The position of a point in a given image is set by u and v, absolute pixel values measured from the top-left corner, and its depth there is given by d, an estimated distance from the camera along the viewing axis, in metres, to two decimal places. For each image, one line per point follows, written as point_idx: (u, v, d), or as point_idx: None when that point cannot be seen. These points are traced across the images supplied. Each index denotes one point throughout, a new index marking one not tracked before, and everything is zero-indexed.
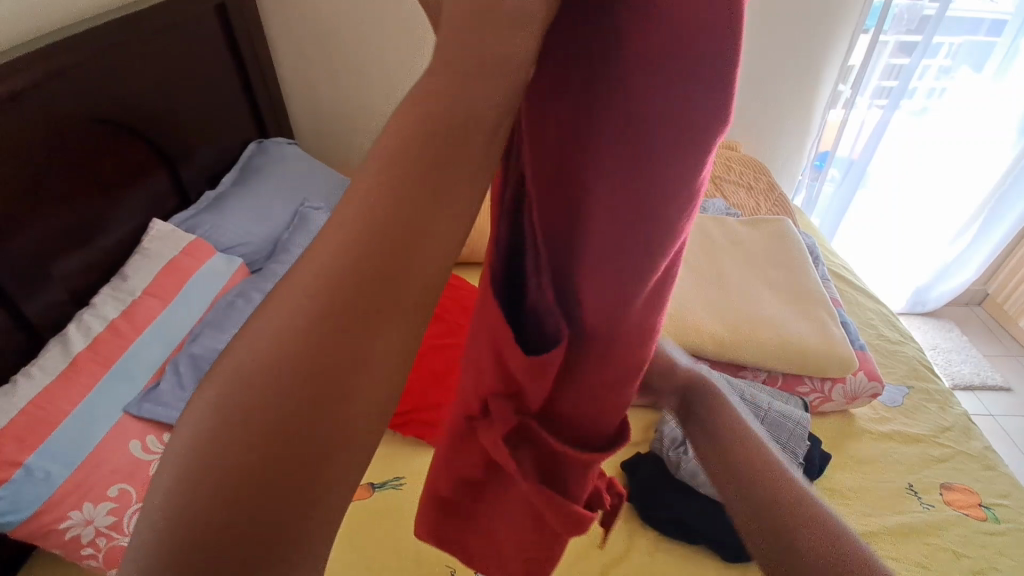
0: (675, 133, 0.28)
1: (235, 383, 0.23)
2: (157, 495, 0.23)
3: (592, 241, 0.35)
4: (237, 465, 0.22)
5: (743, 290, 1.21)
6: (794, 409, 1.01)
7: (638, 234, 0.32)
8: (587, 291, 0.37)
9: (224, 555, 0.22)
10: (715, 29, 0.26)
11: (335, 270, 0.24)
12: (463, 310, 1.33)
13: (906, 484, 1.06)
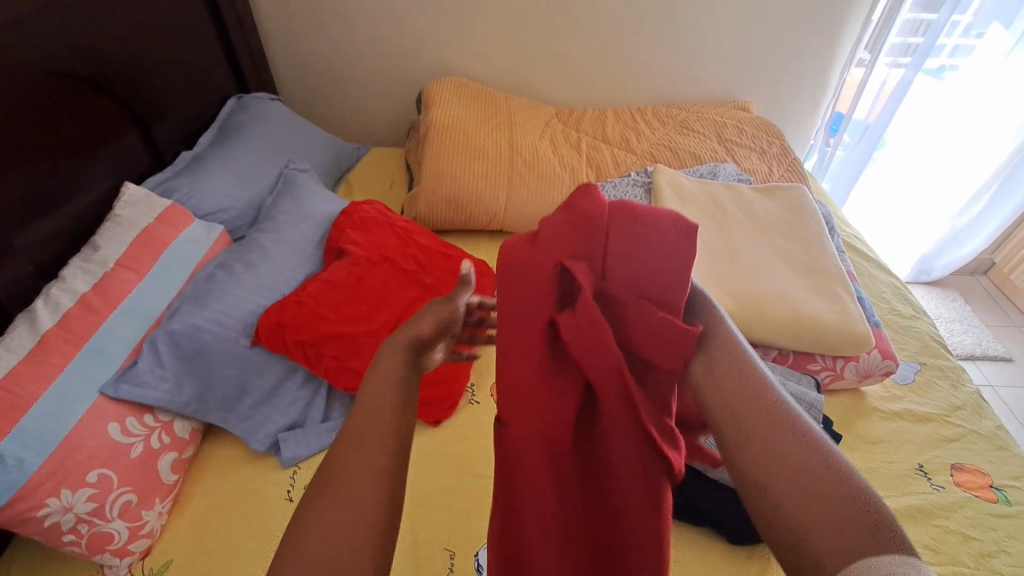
0: None
1: (341, 464, 0.52)
2: (302, 531, 0.48)
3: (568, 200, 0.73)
4: (344, 496, 0.50)
5: (756, 262, 1.15)
6: (808, 390, 0.95)
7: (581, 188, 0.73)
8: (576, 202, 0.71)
9: (334, 543, 0.47)
10: None
11: (366, 412, 0.56)
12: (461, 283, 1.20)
13: (915, 464, 1.03)
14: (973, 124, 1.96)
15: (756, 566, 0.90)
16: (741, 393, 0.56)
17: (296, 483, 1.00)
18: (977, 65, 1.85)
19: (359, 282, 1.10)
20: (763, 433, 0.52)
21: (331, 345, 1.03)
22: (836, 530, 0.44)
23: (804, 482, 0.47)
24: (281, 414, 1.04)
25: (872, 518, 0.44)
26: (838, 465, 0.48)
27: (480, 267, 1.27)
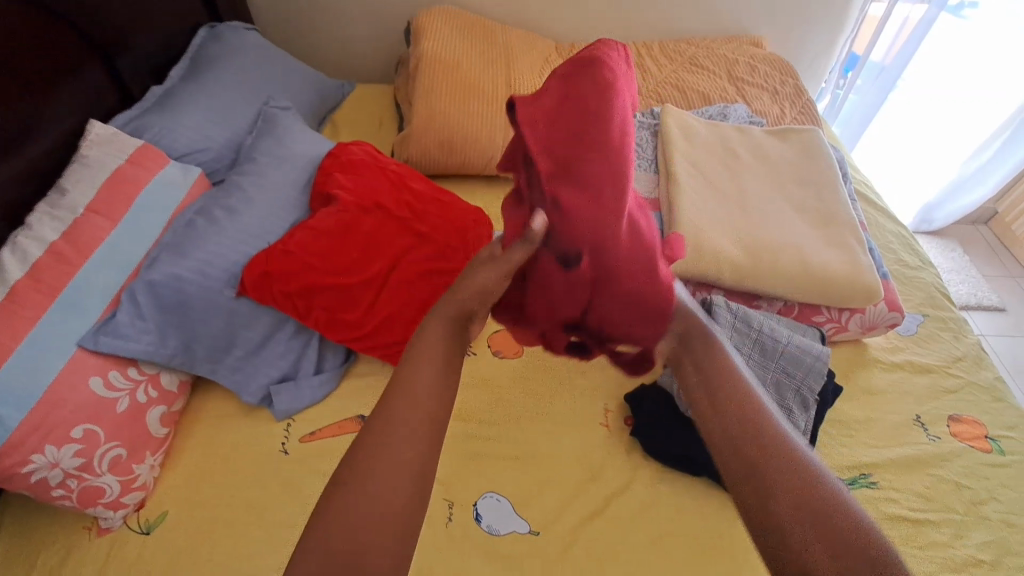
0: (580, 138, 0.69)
1: (377, 446, 0.62)
2: (347, 495, 0.58)
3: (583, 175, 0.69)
4: (385, 475, 0.60)
5: (765, 211, 1.10)
6: (815, 343, 0.92)
7: (591, 161, 0.68)
8: (571, 198, 0.68)
9: (373, 515, 0.57)
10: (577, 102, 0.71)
11: (406, 404, 0.66)
12: (457, 230, 1.14)
13: (913, 416, 1.03)
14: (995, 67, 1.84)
15: None
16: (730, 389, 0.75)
17: (290, 434, 0.98)
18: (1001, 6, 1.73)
19: (349, 230, 1.04)
20: (768, 465, 0.65)
21: (321, 297, 0.99)
22: (820, 537, 0.58)
23: (803, 500, 0.61)
24: (271, 367, 1.00)
25: (868, 553, 0.57)
26: (854, 514, 0.60)
27: (476, 213, 1.21)
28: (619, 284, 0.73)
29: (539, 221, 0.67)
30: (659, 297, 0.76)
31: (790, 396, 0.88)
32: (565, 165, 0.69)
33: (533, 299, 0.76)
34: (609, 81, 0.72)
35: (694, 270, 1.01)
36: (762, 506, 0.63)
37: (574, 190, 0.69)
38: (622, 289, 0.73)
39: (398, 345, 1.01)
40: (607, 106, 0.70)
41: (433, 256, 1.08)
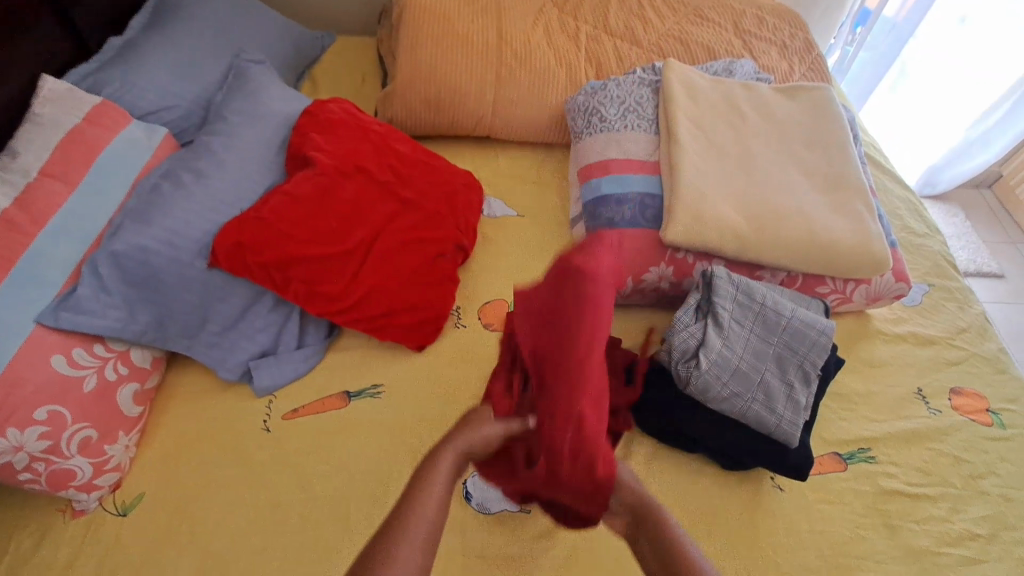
0: (571, 293, 0.72)
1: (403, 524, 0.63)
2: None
3: (561, 397, 0.68)
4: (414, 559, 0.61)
5: (772, 176, 1.03)
6: (820, 317, 0.88)
7: (572, 387, 0.68)
8: (562, 395, 0.68)
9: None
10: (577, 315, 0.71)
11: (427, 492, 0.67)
12: (444, 197, 1.07)
13: (915, 389, 1.01)
14: (998, 48, 1.77)
15: (749, 487, 0.89)
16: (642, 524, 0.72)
17: (272, 411, 0.94)
18: (1001, 6, 1.70)
19: (328, 197, 0.96)
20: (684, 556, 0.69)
21: (300, 269, 0.91)
22: None
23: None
24: (250, 342, 0.95)
25: None
26: None
27: (464, 177, 1.14)
28: (579, 468, 0.66)
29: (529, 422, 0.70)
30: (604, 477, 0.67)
31: (791, 372, 0.85)
32: (542, 375, 0.71)
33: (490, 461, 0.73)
34: (600, 306, 0.73)
35: (695, 239, 0.95)
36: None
37: (544, 392, 0.70)
38: (575, 471, 0.67)
39: (385, 318, 0.96)
40: (589, 335, 0.71)
41: (419, 224, 1.02)
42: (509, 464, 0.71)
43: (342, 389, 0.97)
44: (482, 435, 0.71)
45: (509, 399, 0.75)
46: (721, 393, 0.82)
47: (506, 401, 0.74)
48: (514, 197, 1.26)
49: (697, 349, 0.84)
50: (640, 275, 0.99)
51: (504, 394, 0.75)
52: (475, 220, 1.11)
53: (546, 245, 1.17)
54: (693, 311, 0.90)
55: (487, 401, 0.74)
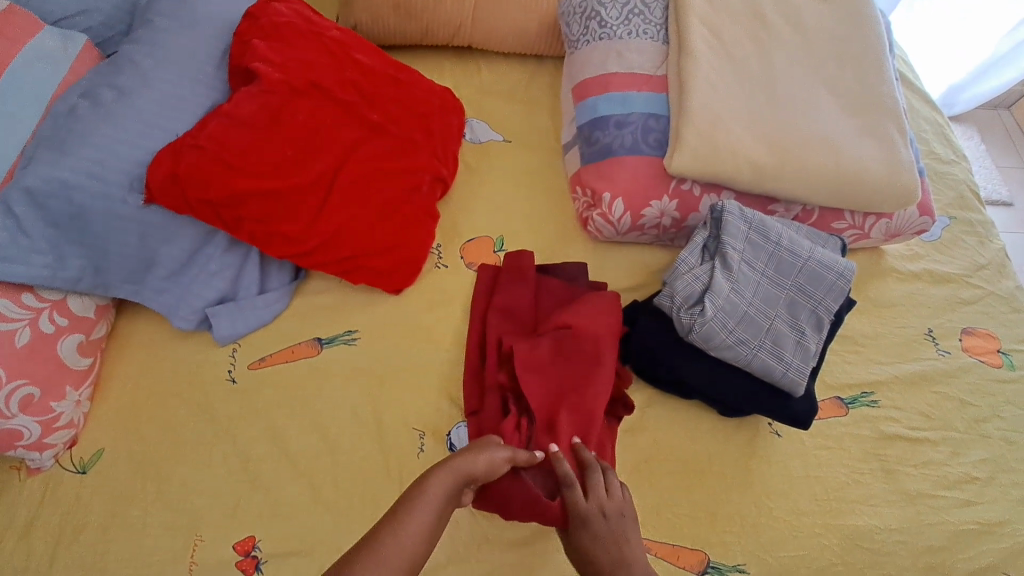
0: (582, 347, 0.81)
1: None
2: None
3: (574, 320, 0.83)
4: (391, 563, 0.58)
5: (796, 93, 0.90)
6: (838, 257, 0.79)
7: (577, 321, 0.83)
8: (576, 319, 0.83)
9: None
10: (582, 349, 0.80)
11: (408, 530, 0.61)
12: (419, 118, 0.94)
13: (925, 330, 0.95)
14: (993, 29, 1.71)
15: (748, 433, 0.84)
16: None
17: (237, 360, 0.86)
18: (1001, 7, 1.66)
19: (280, 118, 0.83)
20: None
21: (251, 205, 0.79)
22: None
23: None
24: (205, 287, 0.85)
25: None
26: None
27: (441, 95, 0.99)
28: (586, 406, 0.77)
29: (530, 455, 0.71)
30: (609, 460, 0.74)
31: (803, 317, 0.78)
32: (550, 409, 0.77)
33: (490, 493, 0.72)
34: (605, 356, 0.80)
35: (704, 168, 0.85)
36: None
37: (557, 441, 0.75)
38: (587, 407, 0.77)
39: (355, 259, 0.86)
40: (598, 394, 0.77)
41: (390, 150, 0.90)
42: (514, 484, 0.71)
43: (313, 336, 0.89)
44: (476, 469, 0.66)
45: (517, 436, 0.77)
46: (726, 342, 0.75)
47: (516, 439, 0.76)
48: (500, 119, 1.11)
49: (701, 294, 0.76)
50: (640, 211, 0.89)
51: (513, 432, 0.77)
52: (455, 146, 0.98)
53: (536, 175, 1.05)
54: (699, 252, 0.81)
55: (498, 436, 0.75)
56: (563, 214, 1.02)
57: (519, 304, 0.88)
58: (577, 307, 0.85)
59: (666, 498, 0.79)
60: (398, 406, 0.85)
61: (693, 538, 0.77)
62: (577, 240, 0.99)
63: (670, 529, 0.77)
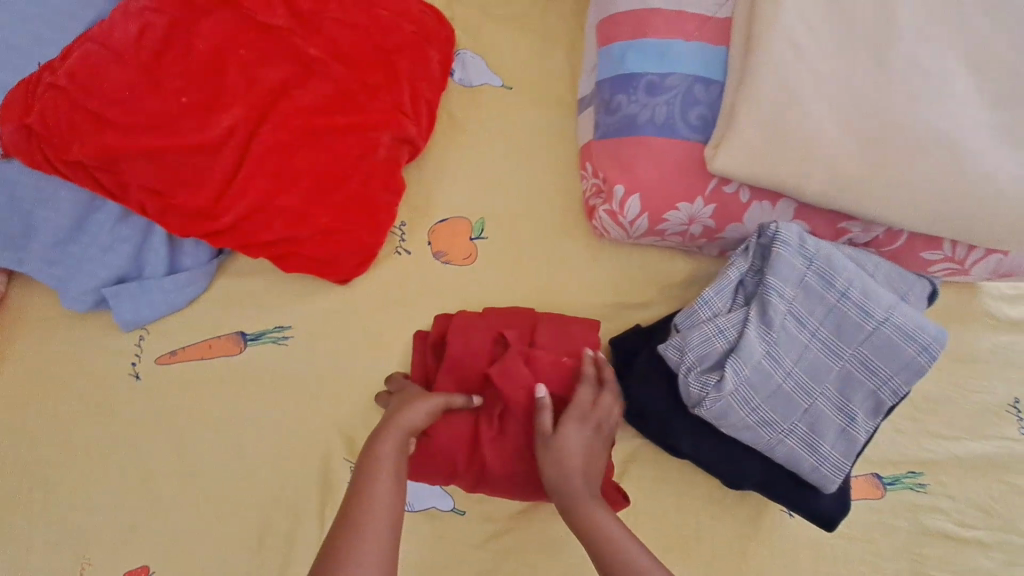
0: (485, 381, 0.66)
1: None
2: None
3: (464, 358, 0.66)
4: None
5: (922, 63, 0.61)
6: (927, 320, 0.57)
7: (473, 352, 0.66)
8: (459, 350, 0.66)
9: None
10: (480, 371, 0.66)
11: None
12: (374, 52, 0.69)
13: (1012, 398, 0.73)
14: None
15: (752, 511, 0.68)
16: (567, 502, 0.56)
17: (143, 351, 0.71)
18: None
19: (172, 53, 0.64)
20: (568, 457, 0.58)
21: (136, 168, 0.62)
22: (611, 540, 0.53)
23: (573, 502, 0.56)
24: (100, 263, 0.68)
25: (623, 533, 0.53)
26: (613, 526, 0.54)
27: (419, 18, 0.73)
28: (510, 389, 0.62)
29: (544, 392, 0.61)
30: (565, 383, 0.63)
31: (857, 398, 0.58)
32: (478, 429, 0.63)
33: (458, 332, 0.67)
34: (509, 361, 0.63)
35: (758, 169, 0.60)
36: (575, 494, 0.56)
37: (496, 427, 0.63)
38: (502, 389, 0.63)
39: (283, 246, 0.66)
40: (516, 390, 0.62)
41: (331, 100, 0.67)
42: (449, 436, 0.62)
43: (237, 328, 0.72)
44: (462, 403, 0.63)
45: (457, 440, 0.63)
46: (745, 422, 0.57)
47: (462, 450, 0.63)
48: (501, 55, 0.85)
49: (723, 356, 0.57)
50: (662, 215, 0.66)
51: (461, 449, 0.63)
52: (431, 93, 0.72)
53: (537, 140, 0.81)
54: (732, 292, 0.60)
55: (437, 460, 0.62)
56: (564, 196, 0.79)
57: (459, 368, 0.66)
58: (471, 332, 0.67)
59: None
60: (330, 426, 0.69)
61: None
62: (577, 233, 0.77)
63: None
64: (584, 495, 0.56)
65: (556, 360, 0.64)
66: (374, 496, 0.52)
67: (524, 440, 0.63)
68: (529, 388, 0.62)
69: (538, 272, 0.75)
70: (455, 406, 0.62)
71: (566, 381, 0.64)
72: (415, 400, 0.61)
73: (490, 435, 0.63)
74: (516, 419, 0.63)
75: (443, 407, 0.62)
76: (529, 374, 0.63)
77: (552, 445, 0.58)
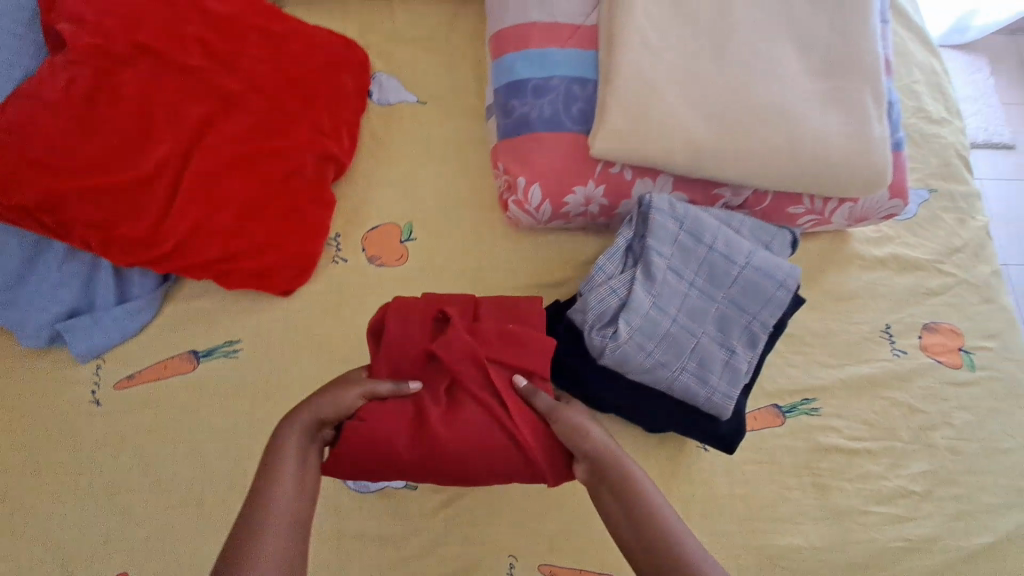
0: (422, 364, 0.66)
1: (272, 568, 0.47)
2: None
3: (399, 340, 0.66)
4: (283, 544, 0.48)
5: (756, 48, 0.72)
6: (782, 261, 0.68)
7: (410, 333, 0.66)
8: (393, 330, 0.66)
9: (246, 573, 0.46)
10: (415, 349, 0.66)
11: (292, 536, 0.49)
12: (290, 83, 0.77)
13: (883, 326, 0.85)
14: None
15: (672, 450, 0.77)
16: (594, 463, 0.59)
17: (102, 380, 0.76)
18: None
19: (101, 100, 0.70)
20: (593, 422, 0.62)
21: (77, 208, 0.68)
22: (642, 487, 0.56)
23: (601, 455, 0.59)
24: (51, 301, 0.74)
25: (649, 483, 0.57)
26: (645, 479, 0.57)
27: (330, 49, 0.81)
28: (462, 359, 0.64)
29: (524, 379, 0.65)
30: (517, 354, 0.66)
31: (734, 333, 0.68)
32: (419, 407, 0.62)
33: (394, 320, 0.67)
34: (453, 335, 0.65)
35: (631, 150, 0.70)
36: (601, 450, 0.59)
37: (439, 402, 0.63)
38: (449, 360, 0.64)
39: (224, 264, 0.73)
40: (463, 359, 0.64)
41: (255, 129, 0.75)
42: (382, 419, 0.60)
43: (190, 347, 0.78)
44: (391, 387, 0.63)
45: (394, 420, 0.61)
46: (643, 365, 0.65)
47: (402, 428, 0.61)
48: (414, 75, 0.94)
49: (618, 311, 0.66)
50: (562, 199, 0.75)
51: (402, 429, 0.61)
52: (348, 114, 0.81)
53: (453, 146, 0.90)
54: (622, 257, 0.69)
55: (377, 441, 0.60)
56: (481, 195, 0.87)
57: (393, 354, 0.66)
58: (404, 316, 0.67)
59: (576, 522, 0.74)
60: None
61: (605, 563, 0.72)
62: (496, 226, 0.86)
63: (579, 554, 0.72)
64: (607, 454, 0.59)
65: (501, 332, 0.66)
66: (286, 471, 0.53)
67: (471, 413, 0.62)
68: (479, 356, 0.64)
69: (465, 265, 0.83)
70: (382, 391, 0.62)
71: (521, 355, 0.66)
72: (338, 387, 0.61)
73: (436, 410, 0.62)
74: (468, 390, 0.64)
75: (368, 394, 0.61)
76: (476, 343, 0.65)
77: (564, 419, 0.62)
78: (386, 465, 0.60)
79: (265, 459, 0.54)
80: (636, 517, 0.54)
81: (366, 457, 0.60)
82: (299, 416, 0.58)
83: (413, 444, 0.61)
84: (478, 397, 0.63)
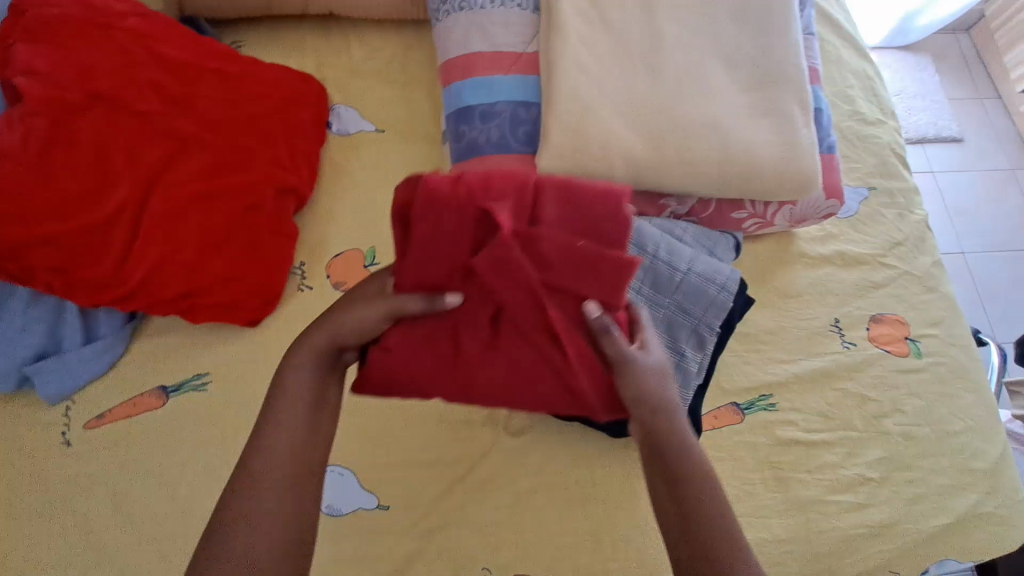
0: (461, 273, 0.54)
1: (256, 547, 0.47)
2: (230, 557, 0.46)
3: (433, 244, 0.53)
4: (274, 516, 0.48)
5: (685, 66, 0.77)
6: (723, 265, 0.72)
7: (448, 242, 0.53)
8: (424, 233, 0.52)
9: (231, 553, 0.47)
10: (454, 254, 0.53)
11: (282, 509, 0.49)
12: (247, 121, 0.80)
13: (832, 320, 0.89)
14: None
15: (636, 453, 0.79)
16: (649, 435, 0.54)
17: (72, 422, 0.76)
18: None
19: (59, 147, 0.73)
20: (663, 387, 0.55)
21: (39, 254, 0.70)
22: (700, 472, 0.52)
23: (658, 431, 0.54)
24: (18, 345, 0.75)
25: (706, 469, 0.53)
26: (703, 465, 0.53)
27: (285, 86, 0.85)
28: (510, 286, 0.52)
29: (596, 309, 0.53)
30: (585, 283, 0.53)
31: (682, 337, 0.70)
32: (452, 335, 0.56)
33: (422, 215, 0.52)
34: (506, 251, 0.51)
35: (574, 168, 0.74)
36: (662, 423, 0.54)
37: (477, 333, 0.56)
38: (491, 285, 0.53)
39: (189, 299, 0.74)
40: (511, 286, 0.53)
41: (214, 167, 0.77)
42: (408, 349, 0.56)
43: (159, 383, 0.79)
44: (419, 308, 0.54)
45: (421, 348, 0.56)
46: None
47: (429, 359, 0.56)
48: (370, 106, 0.97)
49: None
50: None
51: (430, 358, 0.56)
52: (306, 146, 0.84)
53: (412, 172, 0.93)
54: None
55: (410, 371, 0.56)
56: None
57: (426, 255, 0.54)
58: (438, 210, 0.52)
59: (547, 530, 0.75)
60: None
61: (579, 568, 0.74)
62: None
63: (552, 562, 0.74)
64: (663, 429, 0.54)
65: (567, 244, 0.52)
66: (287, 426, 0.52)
67: (513, 350, 0.56)
68: (531, 281, 0.52)
69: None
70: (409, 311, 0.54)
71: (592, 280, 0.53)
72: (357, 307, 0.56)
73: (473, 340, 0.56)
74: (517, 318, 0.54)
75: (391, 315, 0.55)
76: (536, 263, 0.52)
77: (625, 372, 0.54)
78: (418, 388, 0.58)
79: (278, 388, 0.54)
80: (686, 504, 0.51)
81: (398, 380, 0.57)
82: (313, 355, 0.55)
83: (444, 380, 0.57)
84: (526, 332, 0.55)
